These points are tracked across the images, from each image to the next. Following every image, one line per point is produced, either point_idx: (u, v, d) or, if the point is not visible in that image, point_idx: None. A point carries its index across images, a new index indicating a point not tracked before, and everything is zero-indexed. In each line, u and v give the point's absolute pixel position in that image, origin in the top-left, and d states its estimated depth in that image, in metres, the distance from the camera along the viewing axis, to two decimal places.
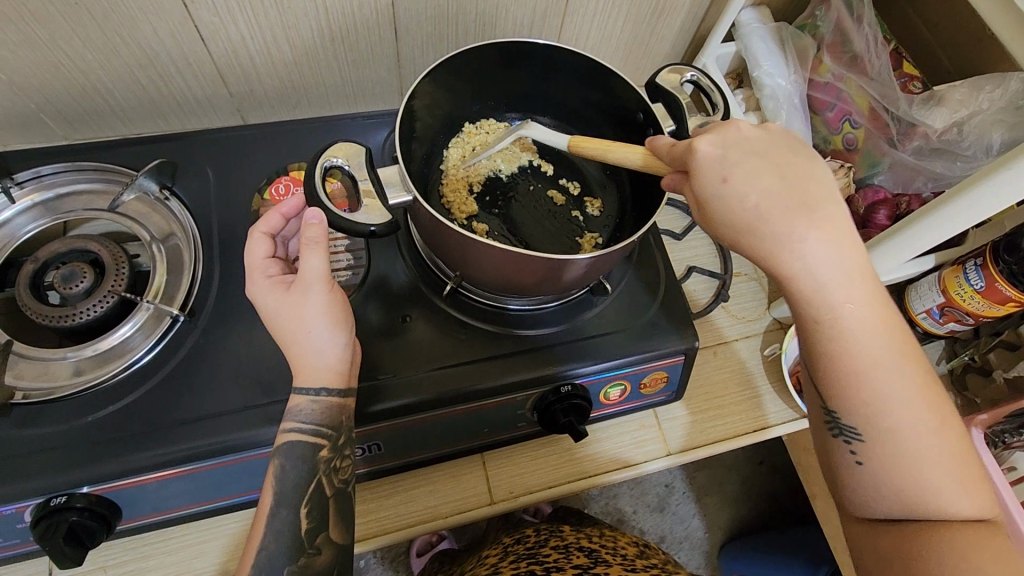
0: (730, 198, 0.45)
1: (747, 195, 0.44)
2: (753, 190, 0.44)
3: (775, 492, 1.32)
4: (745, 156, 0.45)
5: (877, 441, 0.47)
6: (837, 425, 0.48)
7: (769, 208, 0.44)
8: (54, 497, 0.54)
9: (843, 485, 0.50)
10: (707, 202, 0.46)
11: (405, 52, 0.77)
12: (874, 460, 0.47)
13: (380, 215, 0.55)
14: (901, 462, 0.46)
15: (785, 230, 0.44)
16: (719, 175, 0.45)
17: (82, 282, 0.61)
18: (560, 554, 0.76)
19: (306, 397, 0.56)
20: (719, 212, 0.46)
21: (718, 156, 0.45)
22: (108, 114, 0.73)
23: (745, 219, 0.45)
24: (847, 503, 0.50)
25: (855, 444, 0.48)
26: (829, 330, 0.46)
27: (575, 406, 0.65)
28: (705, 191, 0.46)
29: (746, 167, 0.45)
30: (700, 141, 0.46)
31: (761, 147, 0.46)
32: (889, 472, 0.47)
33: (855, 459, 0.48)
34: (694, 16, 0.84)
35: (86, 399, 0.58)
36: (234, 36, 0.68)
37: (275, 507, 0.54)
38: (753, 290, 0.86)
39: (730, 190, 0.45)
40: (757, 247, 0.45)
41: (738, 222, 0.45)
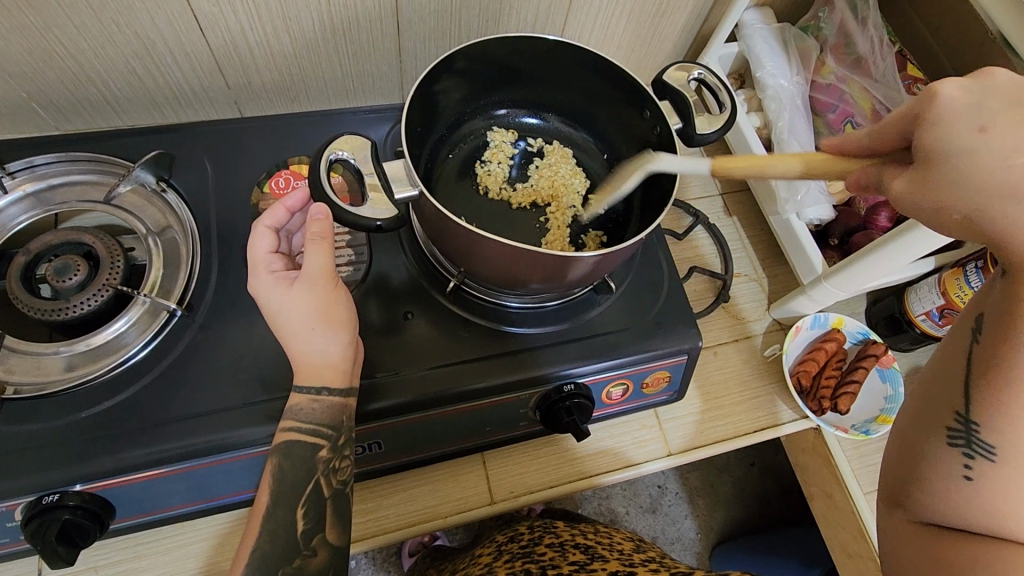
0: (982, 151, 0.38)
1: (1012, 152, 0.37)
2: (1017, 152, 0.37)
3: (767, 493, 1.33)
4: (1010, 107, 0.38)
5: (1010, 462, 0.37)
6: (970, 431, 0.39)
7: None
8: (45, 495, 0.53)
9: (913, 488, 0.40)
10: (946, 149, 0.39)
11: (407, 46, 0.76)
12: (988, 479, 0.37)
13: (387, 210, 0.55)
14: (1014, 495, 0.37)
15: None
16: (974, 124, 0.38)
17: (75, 276, 0.59)
18: (556, 551, 0.75)
19: (306, 395, 0.55)
20: (961, 163, 0.38)
21: (971, 101, 0.39)
22: (102, 104, 0.72)
23: (985, 188, 0.38)
24: (903, 506, 0.41)
25: (977, 462, 0.38)
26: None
27: (578, 405, 0.64)
28: (949, 142, 0.39)
29: (1015, 122, 0.38)
30: (946, 85, 0.39)
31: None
32: (994, 500, 0.37)
33: (964, 472, 0.38)
34: (698, 16, 0.84)
35: (79, 395, 0.57)
36: (233, 27, 0.67)
37: (271, 507, 0.53)
38: (753, 291, 0.86)
39: (985, 144, 0.38)
40: (996, 213, 0.38)
41: (988, 182, 0.38)
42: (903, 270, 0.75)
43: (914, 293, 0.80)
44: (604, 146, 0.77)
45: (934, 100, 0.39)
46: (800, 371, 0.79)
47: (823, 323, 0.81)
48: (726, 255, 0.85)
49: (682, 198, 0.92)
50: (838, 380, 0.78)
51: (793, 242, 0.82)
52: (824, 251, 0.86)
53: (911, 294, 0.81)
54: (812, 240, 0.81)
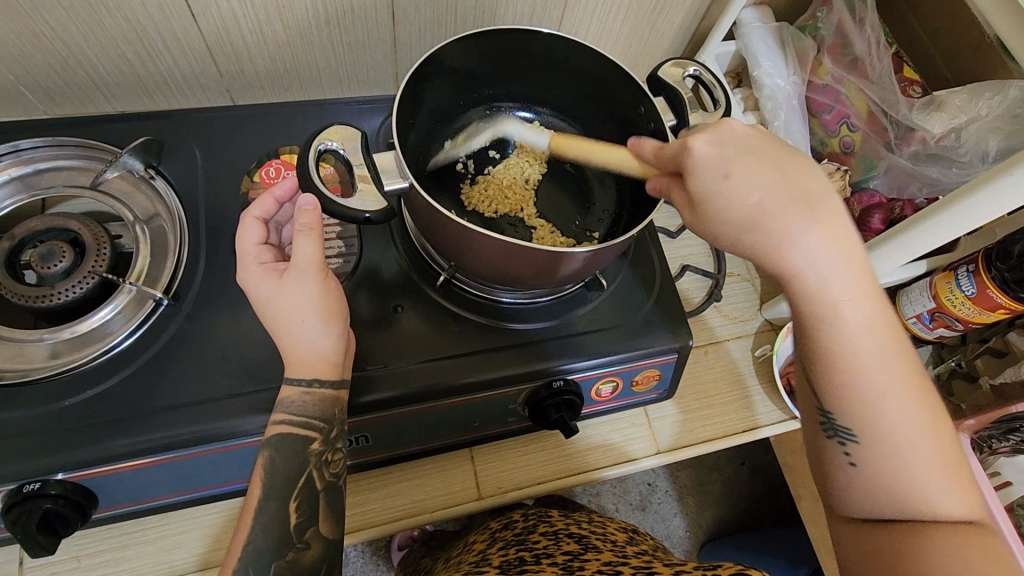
0: (729, 193, 0.46)
1: (749, 192, 0.46)
2: (754, 190, 0.46)
3: (757, 493, 1.33)
4: (742, 155, 0.46)
5: (870, 438, 0.47)
6: (832, 423, 0.49)
7: (773, 204, 0.46)
8: (27, 483, 0.52)
9: (834, 483, 0.50)
10: (706, 199, 0.47)
11: (402, 36, 0.76)
12: (866, 458, 0.47)
13: (376, 202, 0.54)
14: (889, 460, 0.46)
15: (783, 228, 0.46)
16: (721, 172, 0.46)
17: (61, 262, 0.59)
18: (550, 540, 0.75)
19: (297, 387, 0.54)
20: (719, 207, 0.47)
21: (718, 155, 0.46)
22: (91, 88, 0.71)
23: (743, 221, 0.46)
24: (834, 502, 0.50)
25: (849, 445, 0.48)
26: (825, 324, 0.47)
27: (567, 401, 0.64)
28: (706, 189, 0.47)
29: (748, 165, 0.46)
30: (696, 141, 0.46)
31: (759, 149, 0.47)
32: (878, 472, 0.47)
33: (849, 459, 0.48)
34: (696, 13, 0.84)
35: (63, 382, 0.56)
36: (226, 13, 0.66)
37: (262, 501, 0.53)
38: (745, 291, 0.86)
39: (731, 186, 0.46)
40: (759, 243, 0.47)
41: (735, 217, 0.46)
42: (893, 274, 0.76)
43: (905, 296, 0.81)
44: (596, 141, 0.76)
45: (688, 154, 0.46)
46: (790, 371, 0.80)
47: None
48: (718, 254, 0.85)
49: None
50: None
51: None
52: None
53: (902, 296, 0.81)
54: None
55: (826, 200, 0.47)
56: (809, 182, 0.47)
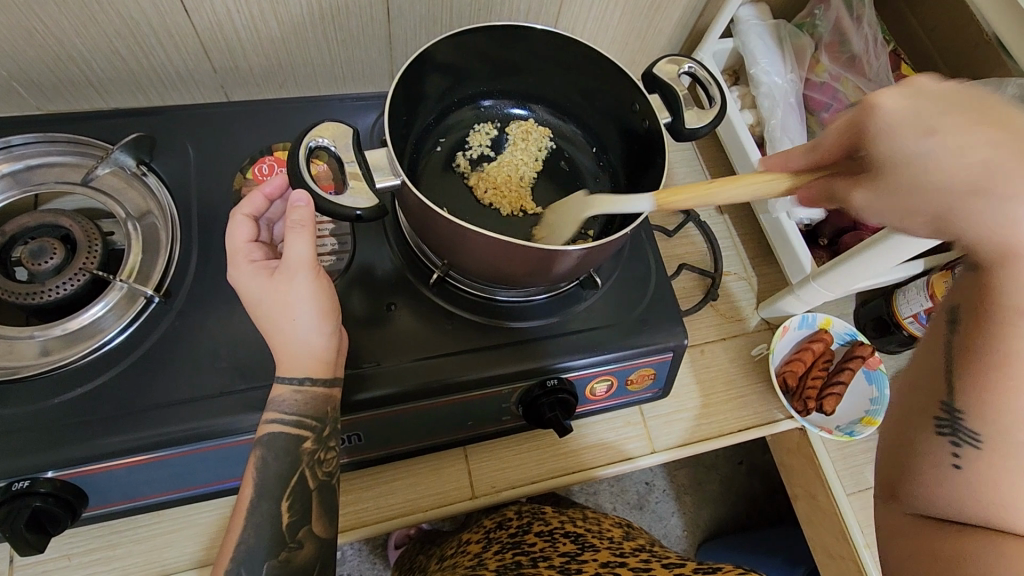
0: (941, 149, 0.39)
1: (968, 147, 0.38)
2: (955, 153, 0.39)
3: (754, 492, 1.33)
4: (949, 107, 0.40)
5: (998, 448, 0.37)
6: (956, 420, 0.39)
7: (996, 164, 0.38)
8: (16, 481, 0.52)
9: (908, 475, 0.40)
10: (909, 158, 0.41)
11: (397, 32, 0.75)
12: (978, 467, 0.37)
13: (367, 199, 0.54)
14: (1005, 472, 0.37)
15: (1007, 186, 0.37)
16: (924, 126, 0.40)
17: (52, 259, 0.58)
18: (547, 541, 0.75)
19: (288, 386, 0.54)
20: (919, 171, 0.40)
21: (913, 110, 0.41)
22: (84, 84, 0.70)
23: (933, 185, 0.40)
24: (899, 495, 0.40)
25: (964, 446, 0.38)
26: (1015, 317, 0.37)
27: (562, 400, 0.64)
28: (887, 151, 0.42)
29: (949, 120, 0.40)
30: (884, 97, 0.42)
31: (973, 104, 0.40)
32: (982, 484, 0.37)
33: (953, 461, 0.38)
34: (693, 10, 0.83)
35: (53, 380, 0.56)
36: (220, 9, 0.66)
37: (254, 501, 0.52)
38: (741, 289, 0.86)
39: (940, 142, 0.39)
40: (970, 218, 0.39)
41: (947, 179, 0.39)
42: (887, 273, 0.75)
43: (902, 296, 0.79)
44: (593, 138, 0.76)
45: (874, 111, 0.42)
46: (785, 370, 0.78)
47: (811, 323, 0.81)
48: (715, 253, 0.85)
49: None
50: (824, 380, 0.77)
51: (782, 241, 0.81)
52: (812, 251, 0.85)
53: (899, 296, 0.80)
54: (802, 240, 0.80)
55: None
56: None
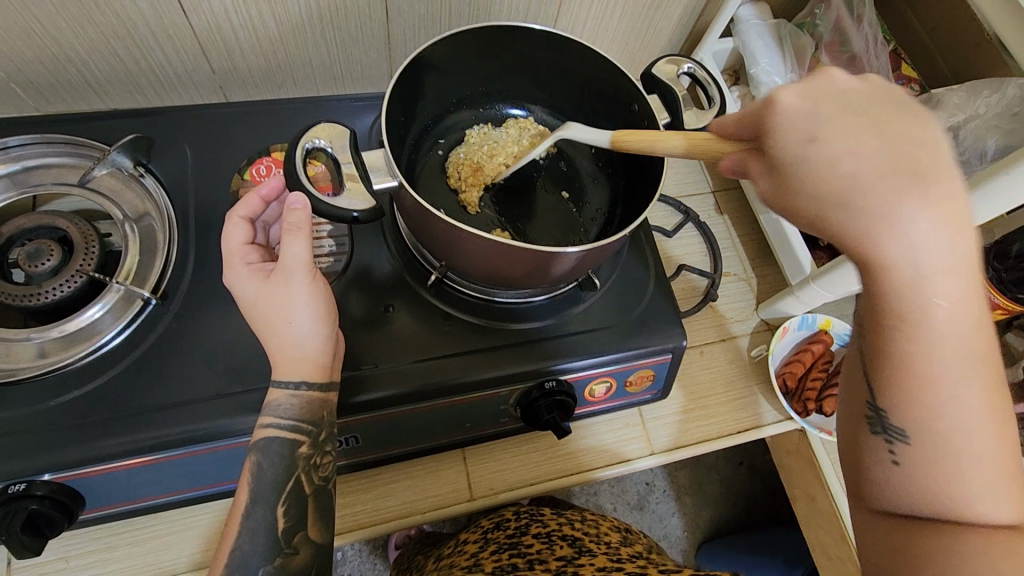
0: (815, 159, 0.37)
1: (842, 157, 0.36)
2: (845, 155, 0.36)
3: (755, 493, 1.32)
4: (839, 111, 0.37)
5: (924, 441, 0.39)
6: (882, 419, 0.40)
7: (867, 178, 0.35)
8: (12, 484, 0.52)
9: (863, 472, 0.42)
10: (789, 166, 0.38)
11: (395, 32, 0.75)
12: (913, 460, 0.39)
13: (364, 201, 0.53)
14: (938, 462, 0.38)
15: (885, 204, 0.35)
16: (806, 132, 0.37)
17: (48, 261, 0.58)
18: (544, 543, 0.75)
19: (284, 391, 0.54)
20: (803, 180, 0.37)
21: (806, 112, 0.37)
22: (82, 85, 0.70)
23: (826, 188, 0.36)
24: (863, 492, 0.43)
25: (896, 445, 0.40)
26: (905, 324, 0.37)
27: (560, 402, 0.63)
28: (789, 154, 0.38)
29: (837, 123, 0.37)
30: (785, 94, 0.38)
31: (861, 103, 0.38)
32: (924, 476, 0.39)
33: (891, 457, 0.40)
34: (693, 10, 0.83)
35: (50, 382, 0.56)
36: (217, 9, 0.65)
37: (249, 506, 0.52)
38: (740, 290, 0.85)
39: (819, 151, 0.36)
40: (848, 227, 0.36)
41: (824, 192, 0.36)
42: None
43: None
44: (591, 140, 0.75)
45: (772, 108, 0.38)
46: (785, 372, 0.78)
47: (810, 325, 0.80)
48: (714, 253, 0.85)
49: (672, 194, 0.91)
50: (823, 382, 0.77)
51: (782, 242, 0.81)
52: (813, 252, 0.84)
53: None
54: (801, 240, 0.80)
55: (948, 174, 0.36)
56: (926, 153, 0.36)
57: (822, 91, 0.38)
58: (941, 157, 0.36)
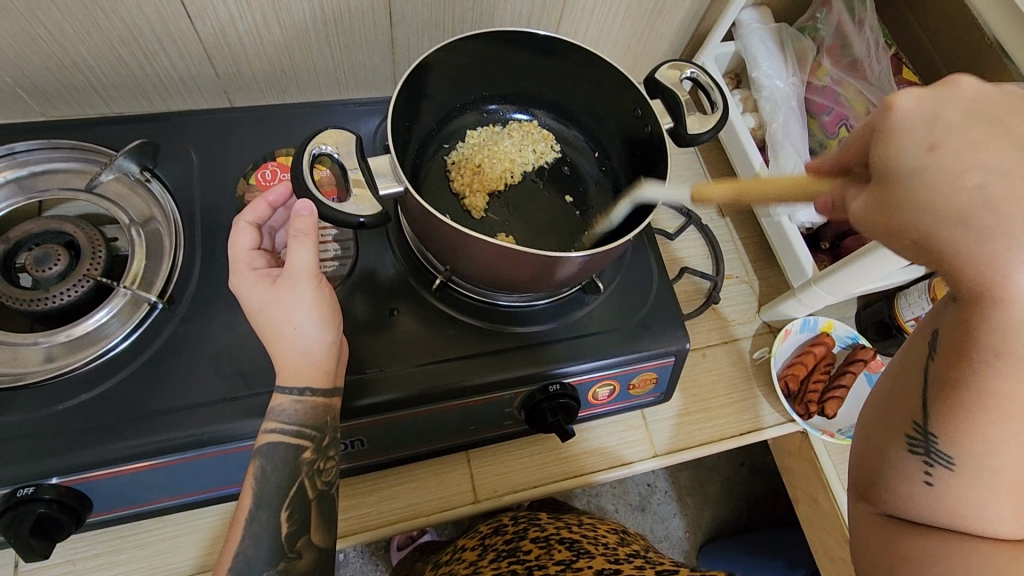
0: (939, 172, 0.34)
1: (970, 170, 0.34)
2: (977, 168, 0.34)
3: (757, 494, 1.33)
4: (966, 119, 0.35)
5: (969, 469, 0.38)
6: (929, 442, 0.39)
7: (994, 196, 0.33)
8: (20, 488, 0.52)
9: (884, 479, 0.42)
10: (898, 178, 0.36)
11: (399, 37, 0.75)
12: (949, 485, 0.39)
13: (371, 206, 0.54)
14: (975, 491, 0.38)
15: (1003, 226, 0.33)
16: (926, 141, 0.35)
17: (56, 266, 0.58)
18: (542, 548, 0.75)
19: (288, 396, 0.54)
20: (914, 192, 0.35)
21: (931, 118, 0.35)
22: (87, 90, 0.70)
23: (947, 201, 0.34)
24: (875, 497, 0.43)
25: (936, 468, 0.39)
26: (994, 358, 0.36)
27: (564, 405, 0.63)
28: (903, 161, 0.36)
29: (971, 134, 0.34)
30: (901, 97, 0.36)
31: (999, 109, 0.35)
32: (953, 500, 0.38)
33: (924, 477, 0.39)
34: (695, 14, 0.84)
35: (57, 387, 0.56)
36: (222, 15, 0.66)
37: (253, 510, 0.52)
38: (743, 293, 0.86)
39: (942, 163, 0.34)
40: (962, 245, 0.34)
41: (938, 209, 0.35)
42: (894, 276, 0.74)
43: (903, 299, 0.79)
44: (594, 144, 0.76)
45: (886, 112, 0.37)
46: (786, 374, 0.79)
47: (812, 327, 0.81)
48: (716, 256, 0.85)
49: (674, 197, 0.91)
50: (825, 384, 0.78)
51: (784, 244, 0.81)
52: (815, 255, 0.84)
53: (902, 299, 0.80)
54: (803, 242, 0.80)
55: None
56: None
57: (951, 95, 0.36)
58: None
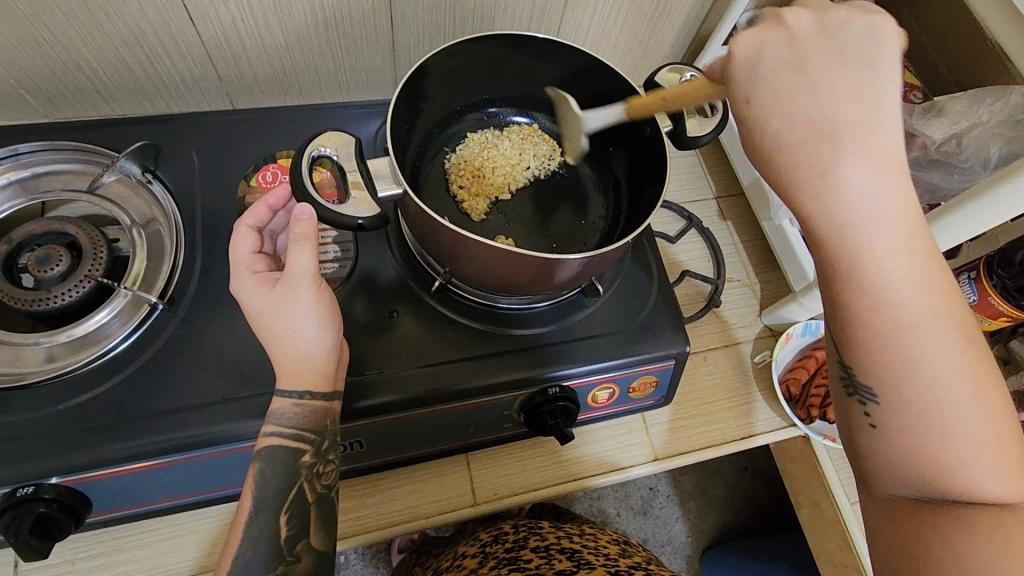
0: (756, 123, 0.40)
1: (774, 120, 0.39)
2: (782, 114, 0.39)
3: (759, 498, 1.32)
4: (780, 66, 0.40)
5: (893, 403, 0.40)
6: (850, 385, 0.42)
7: (799, 138, 0.39)
8: (21, 487, 0.52)
9: (862, 453, 0.43)
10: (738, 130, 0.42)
11: (400, 40, 0.76)
12: (885, 420, 0.40)
13: (369, 208, 0.54)
14: (915, 424, 0.39)
15: (818, 162, 0.38)
16: (746, 95, 0.40)
17: (57, 266, 0.59)
18: (542, 558, 0.75)
19: (288, 400, 0.54)
20: (751, 140, 0.41)
21: (755, 70, 0.40)
22: (91, 92, 0.71)
23: (766, 148, 0.40)
24: (868, 475, 0.43)
25: (869, 408, 0.41)
26: (850, 286, 0.39)
27: (564, 408, 0.63)
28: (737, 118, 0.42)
29: (777, 83, 0.39)
30: (738, 44, 0.41)
31: (808, 50, 0.39)
32: (899, 436, 0.40)
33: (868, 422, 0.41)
34: (696, 16, 0.83)
35: (58, 386, 0.56)
36: (224, 17, 0.66)
37: (252, 514, 0.52)
38: (744, 296, 0.85)
39: (757, 115, 0.40)
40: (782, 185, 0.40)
41: (762, 157, 0.40)
42: None
43: None
44: (594, 146, 0.76)
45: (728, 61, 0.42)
46: (789, 378, 0.78)
47: (814, 331, 0.80)
48: (718, 259, 0.85)
49: (675, 200, 0.91)
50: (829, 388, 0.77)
51: (785, 247, 0.81)
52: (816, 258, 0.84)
53: None
54: (806, 248, 0.79)
55: (883, 122, 0.38)
56: (864, 105, 0.38)
57: (772, 43, 0.40)
58: (883, 102, 0.38)
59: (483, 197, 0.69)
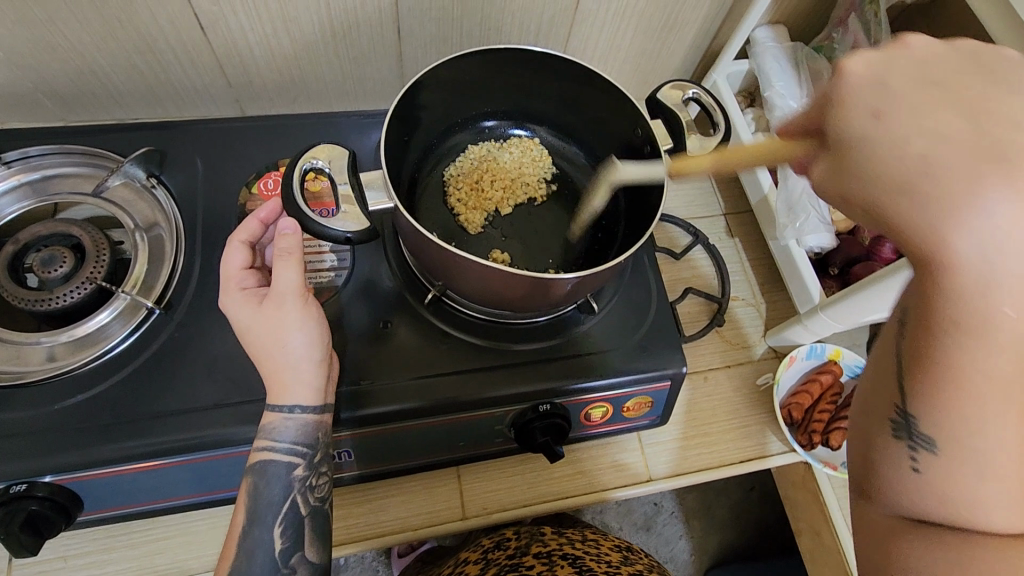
0: (880, 136, 0.34)
1: (908, 135, 0.33)
2: (920, 131, 0.33)
3: (766, 519, 1.29)
4: (915, 84, 0.34)
5: (955, 455, 0.35)
6: (908, 424, 0.36)
7: (935, 158, 0.32)
8: (14, 484, 0.53)
9: (880, 485, 0.39)
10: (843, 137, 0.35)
11: (407, 50, 0.76)
12: (936, 470, 0.36)
13: (358, 222, 0.54)
14: (968, 481, 0.35)
15: (950, 185, 0.32)
16: (872, 105, 0.34)
17: (61, 268, 0.60)
18: (544, 563, 0.75)
19: (279, 414, 0.54)
20: (864, 153, 0.34)
21: (874, 78, 0.35)
22: (104, 97, 0.73)
23: (890, 168, 0.33)
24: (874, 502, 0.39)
25: (921, 454, 0.36)
26: (956, 330, 0.33)
27: (554, 425, 0.62)
28: (847, 131, 0.35)
29: (911, 100, 0.34)
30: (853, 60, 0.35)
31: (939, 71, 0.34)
32: (943, 488, 0.36)
33: (912, 464, 0.36)
34: (707, 31, 0.82)
35: (57, 386, 0.58)
36: (232, 27, 0.67)
37: (248, 526, 0.53)
38: (749, 316, 0.84)
39: (884, 127, 0.34)
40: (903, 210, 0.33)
41: (885, 174, 0.33)
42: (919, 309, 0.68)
43: None
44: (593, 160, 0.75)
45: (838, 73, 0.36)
46: (790, 403, 0.76)
47: (819, 354, 0.79)
48: (724, 279, 0.83)
49: (681, 216, 0.90)
50: (831, 414, 0.75)
51: (791, 268, 0.79)
52: (823, 280, 0.82)
53: None
54: (811, 268, 0.78)
55: None
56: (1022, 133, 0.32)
57: (899, 64, 0.35)
58: None
59: (479, 210, 0.68)
